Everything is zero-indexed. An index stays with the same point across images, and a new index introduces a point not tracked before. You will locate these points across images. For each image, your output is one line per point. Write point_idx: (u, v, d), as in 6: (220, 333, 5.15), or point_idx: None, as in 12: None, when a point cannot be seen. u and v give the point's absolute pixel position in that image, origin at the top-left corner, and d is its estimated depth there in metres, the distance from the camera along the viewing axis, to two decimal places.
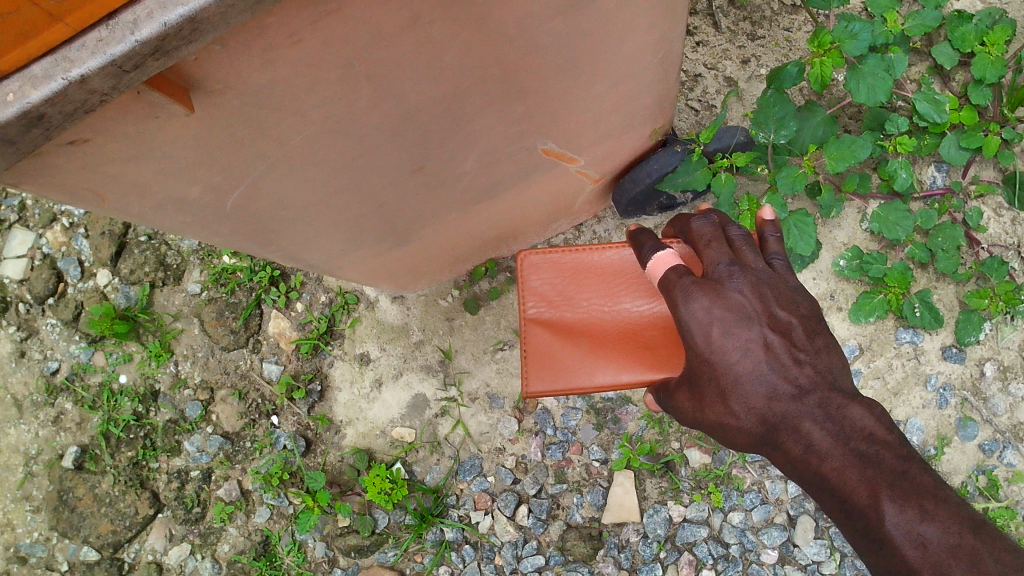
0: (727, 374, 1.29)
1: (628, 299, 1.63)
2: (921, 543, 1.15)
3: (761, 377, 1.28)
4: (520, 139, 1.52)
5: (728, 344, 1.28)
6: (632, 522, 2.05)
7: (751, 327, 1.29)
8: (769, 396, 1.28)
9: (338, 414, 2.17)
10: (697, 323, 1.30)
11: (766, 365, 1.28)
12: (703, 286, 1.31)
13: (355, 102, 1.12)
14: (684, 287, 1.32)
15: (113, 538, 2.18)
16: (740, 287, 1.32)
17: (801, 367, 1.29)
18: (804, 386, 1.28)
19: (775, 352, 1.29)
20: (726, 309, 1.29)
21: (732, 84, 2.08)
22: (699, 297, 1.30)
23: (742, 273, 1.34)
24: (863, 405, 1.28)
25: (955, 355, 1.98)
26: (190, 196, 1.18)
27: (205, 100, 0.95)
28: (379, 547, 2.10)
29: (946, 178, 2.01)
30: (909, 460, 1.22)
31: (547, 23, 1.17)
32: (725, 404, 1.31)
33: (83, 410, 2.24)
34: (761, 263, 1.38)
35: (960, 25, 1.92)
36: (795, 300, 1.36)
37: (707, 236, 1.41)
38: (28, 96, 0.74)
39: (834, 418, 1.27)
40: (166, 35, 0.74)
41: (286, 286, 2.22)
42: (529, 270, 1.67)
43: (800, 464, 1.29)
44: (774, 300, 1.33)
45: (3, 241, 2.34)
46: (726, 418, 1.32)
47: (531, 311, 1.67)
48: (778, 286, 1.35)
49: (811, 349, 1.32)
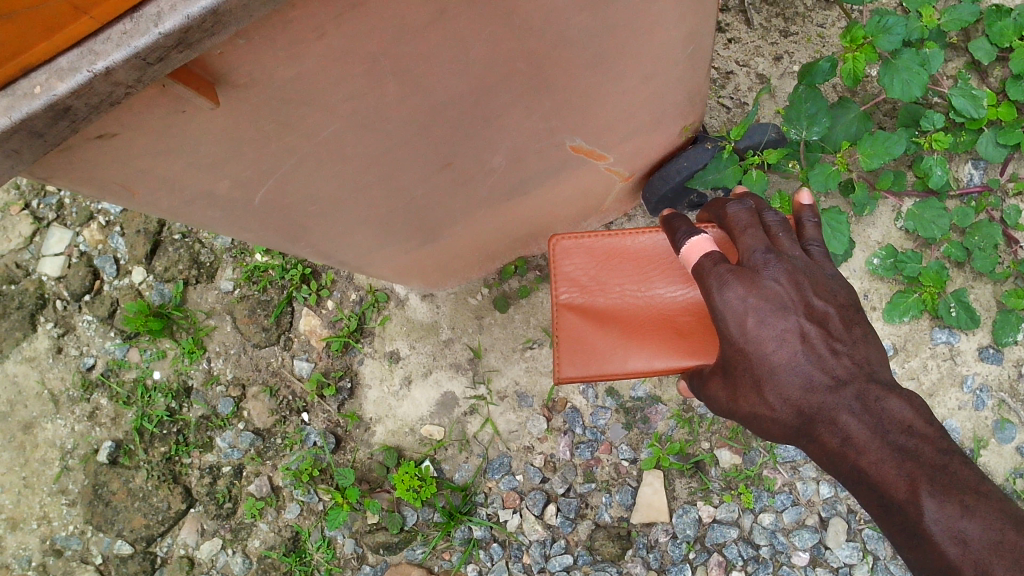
0: (762, 365, 1.28)
1: (661, 285, 1.63)
2: (962, 540, 1.15)
3: (797, 367, 1.27)
4: (548, 135, 1.51)
5: (764, 334, 1.27)
6: (661, 522, 2.03)
7: (787, 317, 1.28)
8: (806, 387, 1.27)
9: (367, 411, 2.18)
10: (732, 313, 1.28)
11: (802, 355, 1.27)
12: (738, 275, 1.30)
13: (380, 96, 1.12)
14: (719, 275, 1.31)
15: (146, 532, 2.20)
16: (777, 276, 1.31)
17: (838, 358, 1.29)
18: (841, 377, 1.27)
19: (812, 343, 1.28)
20: (761, 298, 1.28)
21: (764, 80, 2.06)
22: (734, 286, 1.29)
23: (778, 261, 1.33)
24: (901, 397, 1.28)
25: (993, 356, 1.95)
26: (218, 190, 1.19)
27: (231, 94, 0.96)
28: (407, 544, 2.11)
29: (984, 176, 1.97)
30: (949, 454, 1.23)
31: (575, 18, 1.16)
32: (760, 395, 1.29)
33: (118, 405, 2.27)
34: (797, 250, 1.38)
35: (998, 20, 1.89)
36: (831, 289, 1.35)
37: (743, 222, 1.40)
38: (55, 89, 0.75)
39: (872, 410, 1.26)
40: (189, 27, 0.75)
41: (317, 283, 2.24)
42: (562, 255, 1.68)
43: (837, 457, 1.29)
44: (811, 289, 1.32)
45: (41, 238, 2.38)
46: (761, 409, 1.31)
47: (563, 297, 1.68)
48: (813, 275, 1.35)
49: (849, 339, 1.32)
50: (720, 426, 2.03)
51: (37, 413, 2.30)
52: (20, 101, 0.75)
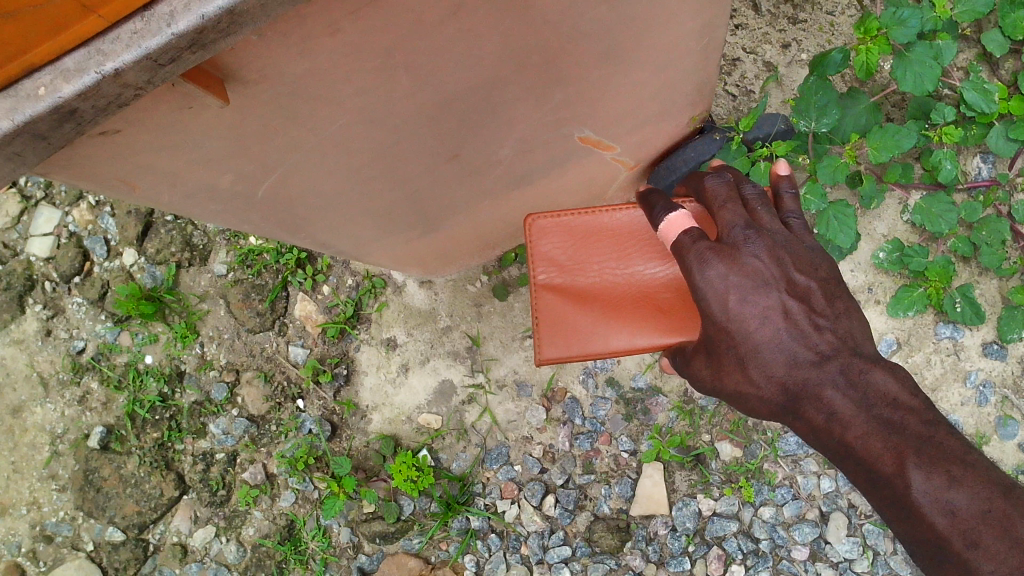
0: (745, 343, 1.20)
1: (641, 261, 1.50)
2: (950, 511, 1.13)
3: (781, 345, 1.20)
4: (557, 127, 1.47)
5: (746, 312, 1.19)
6: (660, 515, 2.02)
7: (769, 293, 1.20)
8: (790, 363, 1.20)
9: (364, 399, 2.15)
10: (713, 292, 1.20)
11: (785, 333, 1.20)
12: (719, 252, 1.20)
13: (390, 90, 1.08)
14: (699, 252, 1.21)
15: (138, 519, 2.17)
16: (757, 252, 1.22)
17: (822, 333, 1.21)
18: (826, 352, 1.21)
19: (795, 320, 1.21)
20: (742, 276, 1.19)
21: (771, 68, 2.03)
22: (715, 263, 1.20)
23: (758, 236, 1.24)
24: (886, 369, 1.22)
25: (997, 352, 1.93)
26: (220, 184, 1.15)
27: (239, 91, 0.92)
28: (404, 534, 2.09)
29: (992, 170, 1.95)
30: (935, 426, 1.18)
31: (594, 11, 1.12)
32: (745, 374, 1.22)
33: (108, 390, 2.23)
34: (776, 223, 1.29)
35: (1012, 11, 1.85)
36: (813, 262, 1.26)
37: (722, 196, 1.31)
38: (60, 91, 0.71)
39: (856, 384, 1.20)
40: (204, 28, 0.71)
41: (313, 268, 2.20)
42: (537, 235, 1.54)
43: (823, 434, 1.23)
44: (793, 264, 1.24)
45: (29, 218, 2.32)
46: (745, 387, 1.24)
47: (541, 277, 1.55)
48: (796, 249, 1.26)
49: (832, 313, 1.24)
50: (721, 418, 2.01)
51: (26, 397, 2.25)
52: (23, 102, 0.71)
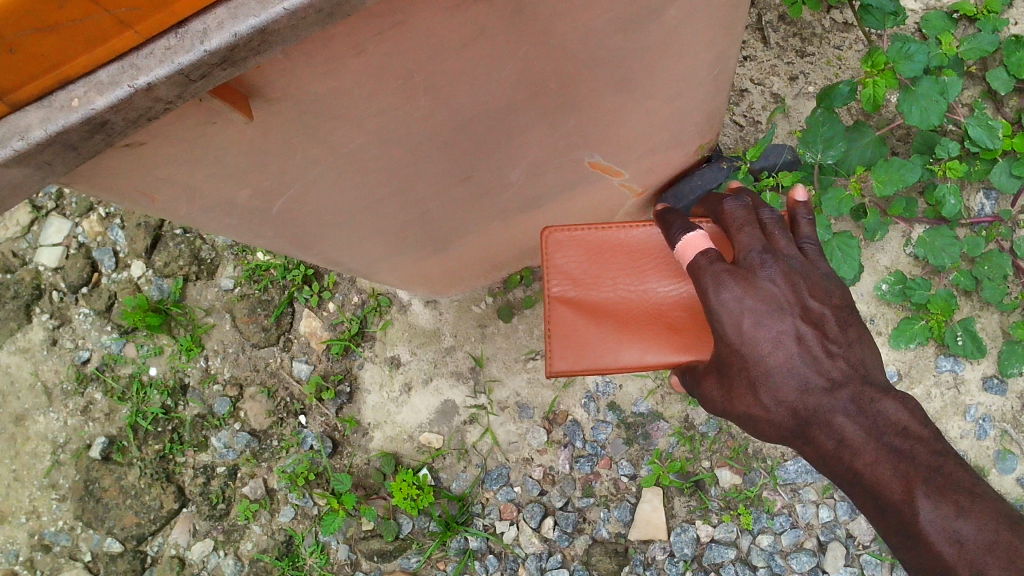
0: (757, 366, 1.18)
1: (654, 279, 1.50)
2: (957, 540, 1.09)
3: (793, 370, 1.18)
4: (568, 152, 1.49)
5: (760, 336, 1.17)
6: (659, 540, 2.02)
7: (783, 319, 1.18)
8: (802, 388, 1.18)
9: (366, 417, 2.16)
10: (727, 313, 1.18)
11: (799, 358, 1.18)
12: (735, 275, 1.19)
13: (408, 112, 1.10)
14: (715, 274, 1.20)
15: (137, 531, 2.17)
16: (773, 276, 1.20)
17: (834, 360, 1.19)
18: (837, 379, 1.19)
19: (808, 346, 1.18)
20: (758, 300, 1.17)
21: (779, 99, 2.05)
22: (731, 286, 1.18)
23: (775, 261, 1.22)
24: (897, 398, 1.21)
25: (997, 386, 1.94)
26: (238, 199, 1.17)
27: (263, 107, 0.93)
28: (402, 552, 2.09)
29: (995, 207, 1.97)
30: (943, 456, 1.15)
31: (610, 40, 1.13)
32: (756, 396, 1.20)
33: (112, 401, 2.24)
34: (793, 249, 1.27)
35: (1016, 49, 1.87)
36: (828, 289, 1.24)
37: (740, 219, 1.30)
38: (93, 103, 0.73)
39: (867, 412, 1.19)
40: (235, 46, 0.73)
41: (319, 285, 2.21)
42: (554, 249, 1.55)
43: (833, 460, 1.21)
44: (807, 290, 1.21)
45: (39, 228, 2.34)
46: (756, 410, 1.22)
47: (555, 290, 1.55)
48: (810, 276, 1.24)
49: (845, 341, 1.22)
50: (721, 445, 2.02)
51: (30, 406, 2.26)
52: (56, 113, 0.73)
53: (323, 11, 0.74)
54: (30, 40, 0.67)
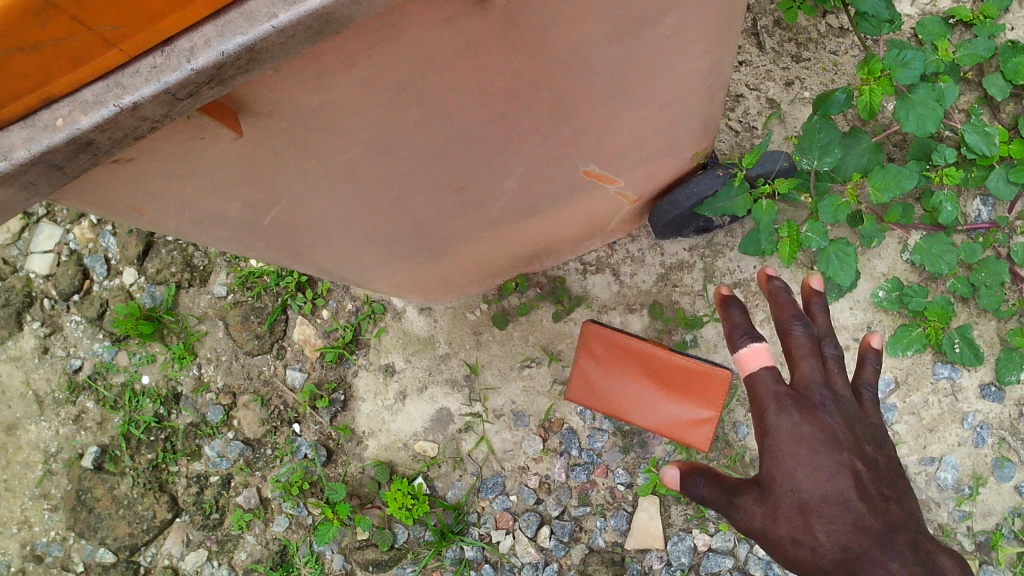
0: (814, 492, 1.23)
1: None
2: None
3: (848, 503, 1.22)
4: (563, 161, 1.47)
5: (818, 470, 1.24)
6: (655, 549, 2.01)
7: (841, 452, 1.26)
8: (857, 523, 1.22)
9: (360, 425, 2.14)
10: (786, 436, 1.28)
11: (854, 491, 1.23)
12: (799, 404, 1.31)
13: (400, 124, 1.08)
14: (779, 399, 1.32)
15: (130, 541, 2.16)
16: (833, 414, 1.31)
17: (887, 502, 1.27)
18: (895, 522, 1.26)
19: (863, 483, 1.25)
20: (817, 428, 1.28)
21: (774, 105, 2.04)
22: (792, 411, 1.30)
23: (836, 402, 1.33)
24: (949, 558, 1.29)
25: (994, 394, 1.93)
26: (228, 212, 1.15)
27: (253, 122, 0.92)
28: (397, 562, 2.09)
29: (992, 213, 1.95)
30: None
31: (605, 50, 1.12)
32: (809, 528, 1.23)
33: (104, 409, 2.22)
34: (848, 389, 1.38)
35: (1013, 55, 1.86)
36: (878, 443, 1.35)
37: (805, 347, 1.39)
38: (78, 123, 0.71)
39: (922, 560, 1.25)
40: (223, 64, 0.71)
41: (313, 292, 2.19)
42: None
43: None
44: (862, 434, 1.32)
45: (29, 234, 2.32)
46: (803, 537, 1.24)
47: None
48: (864, 420, 1.35)
49: (894, 496, 1.29)
50: (718, 453, 2.01)
51: (21, 414, 2.25)
52: (41, 132, 0.72)
53: (313, 29, 0.71)
54: (12, 59, 0.65)
